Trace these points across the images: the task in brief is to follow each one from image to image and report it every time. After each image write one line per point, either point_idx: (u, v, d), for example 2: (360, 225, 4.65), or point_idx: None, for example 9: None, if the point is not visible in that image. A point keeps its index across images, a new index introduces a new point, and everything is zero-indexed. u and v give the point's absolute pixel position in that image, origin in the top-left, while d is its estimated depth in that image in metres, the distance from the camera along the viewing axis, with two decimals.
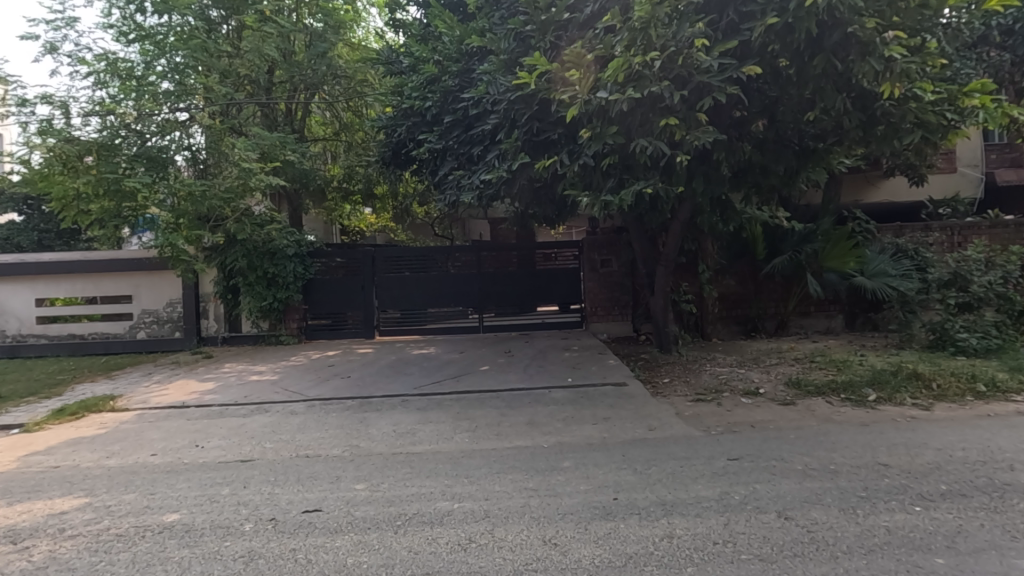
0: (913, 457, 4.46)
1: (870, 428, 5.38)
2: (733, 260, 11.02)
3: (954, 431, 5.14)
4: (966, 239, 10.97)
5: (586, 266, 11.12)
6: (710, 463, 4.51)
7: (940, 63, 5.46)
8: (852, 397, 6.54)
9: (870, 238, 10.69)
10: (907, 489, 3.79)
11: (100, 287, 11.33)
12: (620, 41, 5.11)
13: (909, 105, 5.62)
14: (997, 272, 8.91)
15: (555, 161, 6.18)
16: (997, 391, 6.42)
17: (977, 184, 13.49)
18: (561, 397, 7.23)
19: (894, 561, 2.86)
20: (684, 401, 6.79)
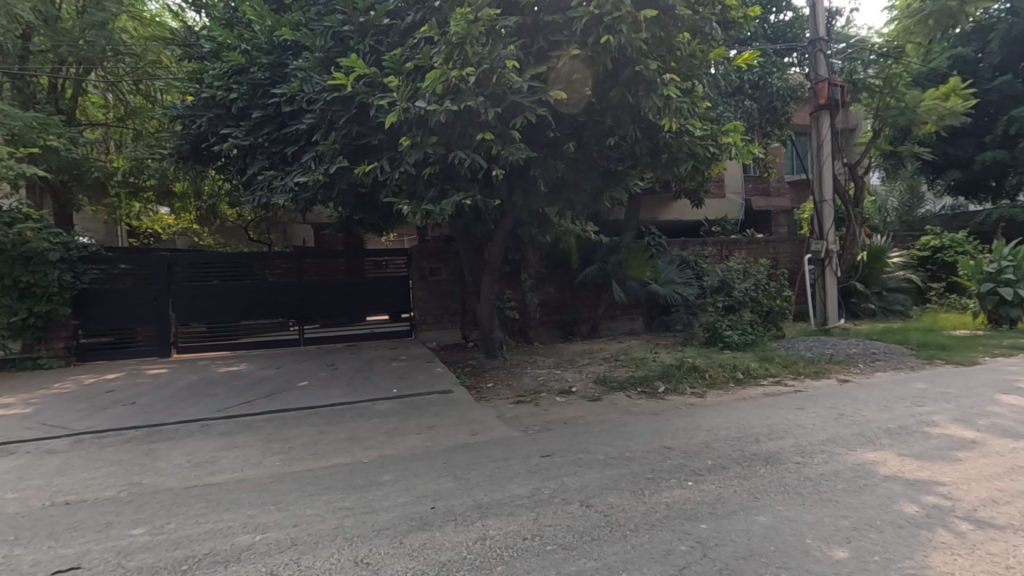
0: (689, 438, 5.22)
1: (660, 416, 6.17)
2: (552, 270, 11.83)
3: (720, 414, 6.14)
4: (731, 252, 13.26)
5: (415, 275, 10.98)
6: (526, 462, 4.76)
7: (705, 105, 6.55)
8: (646, 389, 7.47)
9: (662, 251, 12.32)
10: (684, 467, 4.41)
11: None
12: (438, 53, 5.20)
13: (684, 138, 6.61)
14: (752, 280, 10.96)
15: (376, 167, 6.00)
16: (750, 377, 7.85)
17: (739, 208, 16.40)
18: (386, 408, 7.03)
19: (669, 531, 3.29)
20: (506, 404, 7.10)
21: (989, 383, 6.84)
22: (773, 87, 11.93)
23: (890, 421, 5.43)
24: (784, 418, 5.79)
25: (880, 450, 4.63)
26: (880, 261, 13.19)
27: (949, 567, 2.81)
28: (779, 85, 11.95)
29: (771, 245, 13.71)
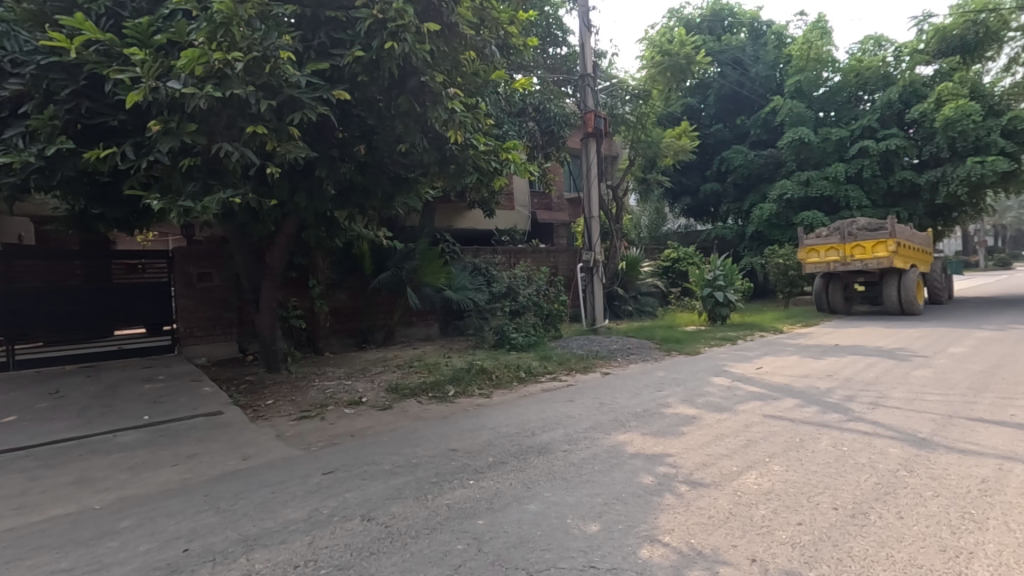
0: (474, 439, 5.45)
1: (448, 419, 6.33)
2: (344, 276, 11.32)
3: (503, 412, 6.56)
4: (518, 260, 14.33)
5: (177, 281, 9.48)
6: (305, 482, 4.44)
7: (489, 122, 6.95)
8: (437, 394, 7.61)
9: (456, 258, 12.71)
10: (467, 467, 4.58)
11: None
12: (199, 30, 4.66)
13: (469, 151, 6.90)
14: (534, 286, 12.11)
15: (115, 153, 5.01)
16: (531, 375, 8.55)
17: (526, 220, 17.80)
18: (132, 440, 5.92)
19: (449, 532, 3.37)
20: (287, 421, 6.54)
21: (706, 368, 8.54)
22: (552, 112, 13.29)
23: (638, 406, 6.40)
24: (557, 411, 6.42)
25: (628, 431, 5.43)
26: (635, 270, 15.51)
27: (671, 524, 3.40)
28: (556, 111, 13.35)
29: (550, 255, 15.20)
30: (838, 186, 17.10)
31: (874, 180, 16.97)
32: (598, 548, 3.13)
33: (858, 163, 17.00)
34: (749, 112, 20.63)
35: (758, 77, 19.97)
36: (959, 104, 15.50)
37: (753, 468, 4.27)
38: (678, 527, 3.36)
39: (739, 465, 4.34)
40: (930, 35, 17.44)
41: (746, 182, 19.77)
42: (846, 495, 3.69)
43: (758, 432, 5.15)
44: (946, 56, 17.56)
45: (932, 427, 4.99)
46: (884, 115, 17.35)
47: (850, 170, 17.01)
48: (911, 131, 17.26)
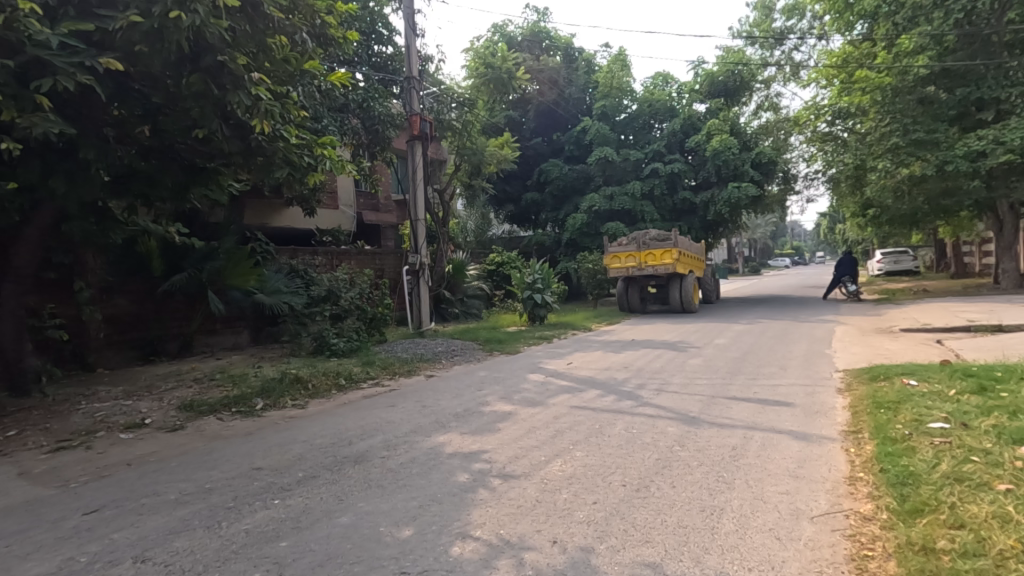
0: (282, 454, 5.02)
1: (254, 436, 5.75)
2: (125, 278, 9.69)
3: (317, 422, 6.16)
4: (340, 262, 13.66)
5: None
6: (58, 527, 3.66)
7: (302, 114, 6.46)
8: (242, 409, 6.86)
9: (268, 259, 11.63)
10: (272, 486, 4.21)
11: None
12: None
13: (279, 143, 6.28)
14: (357, 289, 11.54)
15: None
16: (352, 383, 8.17)
17: (351, 220, 17.07)
18: None
19: (245, 561, 3.06)
20: (37, 455, 5.33)
21: (524, 366, 9.06)
22: (376, 111, 12.93)
23: (458, 406, 6.52)
24: (377, 417, 6.24)
25: (448, 432, 5.49)
26: (461, 273, 15.82)
27: (482, 518, 3.52)
28: (380, 111, 13.01)
29: (376, 257, 14.80)
30: (636, 201, 19.46)
31: (663, 198, 19.69)
32: (409, 553, 3.10)
33: (651, 182, 19.57)
34: (564, 130, 22.43)
35: (572, 99, 21.83)
36: (723, 138, 18.75)
37: (559, 456, 4.62)
38: (489, 521, 3.48)
39: (547, 455, 4.67)
40: (703, 78, 20.81)
41: (561, 194, 21.45)
42: (633, 472, 4.19)
43: (566, 422, 5.61)
44: (714, 97, 21.01)
45: (699, 406, 5.94)
46: (670, 141, 20.22)
47: (645, 188, 19.48)
48: (690, 157, 20.39)
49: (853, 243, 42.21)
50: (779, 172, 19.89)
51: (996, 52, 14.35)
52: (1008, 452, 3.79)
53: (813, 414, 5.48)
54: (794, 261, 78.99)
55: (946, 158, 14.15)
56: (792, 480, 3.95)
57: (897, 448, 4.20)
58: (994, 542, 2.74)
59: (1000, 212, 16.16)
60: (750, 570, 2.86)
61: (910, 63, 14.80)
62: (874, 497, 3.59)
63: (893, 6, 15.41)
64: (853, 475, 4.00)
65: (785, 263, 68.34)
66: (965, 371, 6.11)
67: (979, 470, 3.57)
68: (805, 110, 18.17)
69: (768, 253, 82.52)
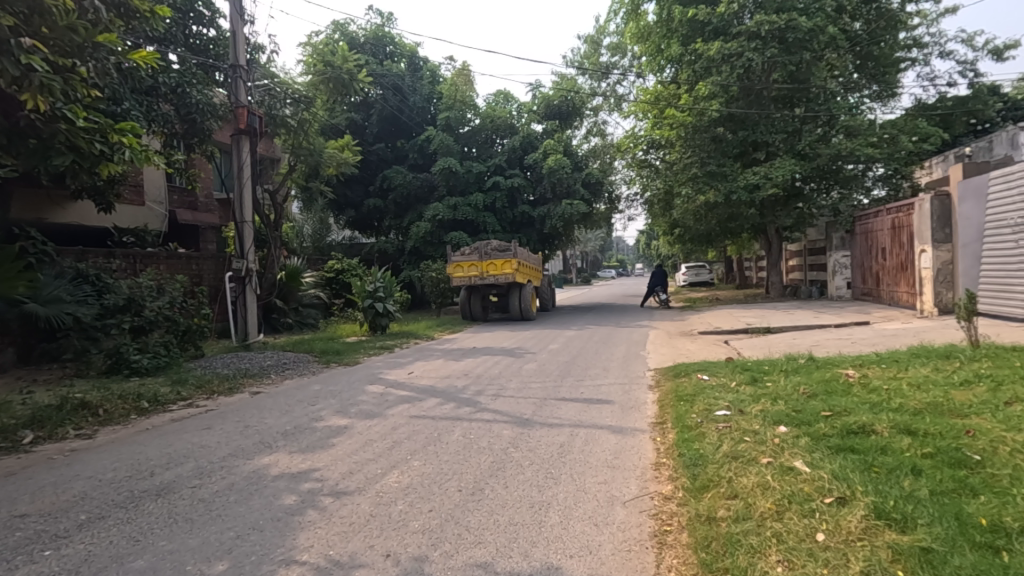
0: (58, 496, 4.20)
1: (16, 476, 4.71)
2: None
3: (109, 453, 5.26)
4: (145, 266, 11.90)
5: None
6: None
7: (94, 94, 5.52)
8: (3, 444, 5.61)
9: (45, 262, 9.70)
10: (41, 535, 3.49)
11: None
12: None
13: (58, 125, 5.30)
14: (166, 298, 10.11)
15: None
16: (158, 405, 7.13)
17: (162, 219, 15.01)
18: None
19: None
20: None
21: (362, 377, 8.75)
22: (193, 98, 11.52)
23: (287, 424, 6.06)
24: (188, 442, 5.51)
25: (274, 452, 5.07)
26: (295, 280, 14.75)
27: (310, 541, 3.31)
28: (198, 98, 11.62)
29: (191, 261, 13.16)
30: (478, 212, 20.00)
31: (504, 210, 20.52)
32: None
33: (493, 194, 20.27)
34: (407, 137, 22.25)
35: (415, 107, 21.78)
36: (557, 158, 20.12)
37: (396, 468, 4.54)
38: (317, 543, 3.29)
39: (383, 467, 4.55)
40: (540, 101, 22.20)
41: (404, 202, 21.21)
42: (468, 477, 4.28)
43: (404, 433, 5.53)
44: (550, 119, 22.41)
45: (532, 409, 6.27)
46: (510, 156, 21.17)
47: (486, 200, 20.10)
48: (528, 173, 21.55)
49: (663, 257, 48.17)
50: (605, 192, 21.96)
51: (766, 104, 17.53)
52: (771, 431, 4.62)
53: (628, 409, 6.13)
54: (618, 273, 87.78)
55: (731, 189, 16.92)
56: (609, 470, 4.36)
57: (692, 435, 4.88)
58: (757, 506, 3.32)
59: (769, 234, 19.73)
60: (570, 556, 3.09)
61: (706, 106, 17.40)
62: (673, 479, 4.13)
63: (693, 56, 17.97)
64: (658, 461, 4.55)
65: (610, 274, 75.40)
66: (743, 366, 7.33)
67: (750, 447, 4.30)
68: (626, 138, 20.32)
69: (597, 265, 90.41)
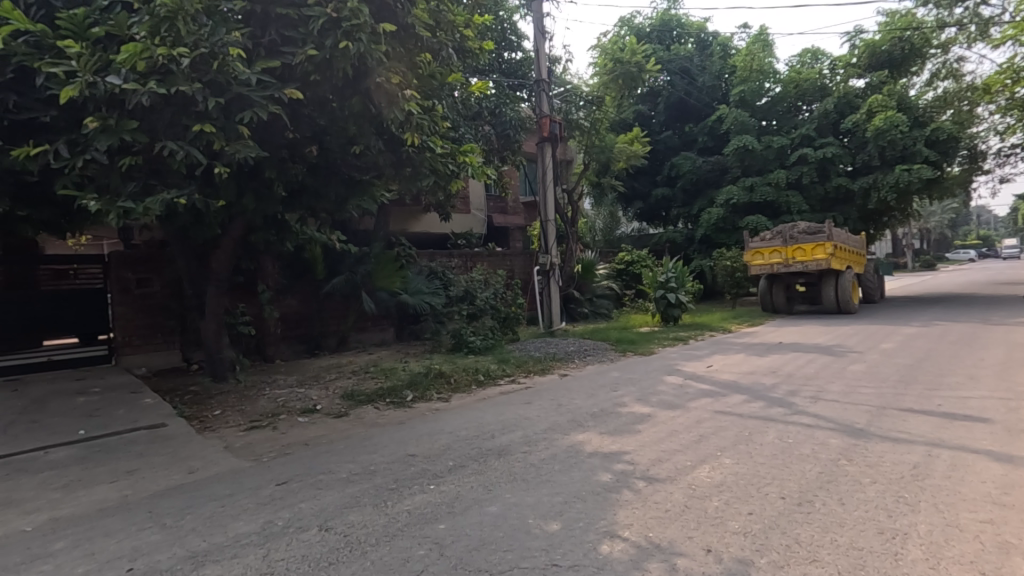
0: (431, 443, 5.40)
1: (404, 425, 6.24)
2: (294, 280, 11.15)
3: (461, 415, 6.53)
4: (474, 263, 14.35)
5: (114, 288, 9.06)
6: (256, 494, 4.29)
7: (445, 126, 6.87)
8: (394, 399, 7.50)
9: (411, 262, 12.58)
10: (426, 472, 4.53)
11: None
12: (140, 24, 4.53)
13: (426, 154, 6.83)
14: (492, 289, 11.97)
15: (46, 151, 4.78)
16: (490, 379, 8.54)
17: (483, 223, 17.81)
18: (63, 457, 5.44)
19: (409, 538, 3.35)
20: (236, 432, 6.27)
21: (659, 368, 8.78)
22: (507, 116, 13.47)
23: (594, 406, 6.51)
24: (515, 413, 6.44)
25: (586, 431, 5.51)
26: (590, 272, 15.71)
27: (629, 519, 3.48)
28: (511, 115, 13.50)
29: (507, 258, 15.32)
30: (780, 191, 17.89)
31: (813, 186, 17.87)
32: (558, 547, 3.17)
33: (798, 169, 17.85)
34: (696, 120, 21.27)
35: (705, 87, 20.74)
36: (888, 115, 16.52)
37: (706, 462, 4.42)
38: (636, 522, 3.43)
39: (691, 460, 4.48)
40: (861, 50, 18.56)
41: (694, 188, 20.42)
42: (791, 485, 3.88)
43: (709, 427, 5.33)
44: (875, 70, 18.63)
45: (867, 418, 5.30)
46: (821, 124, 18.27)
47: (791, 177, 17.82)
48: (845, 140, 18.25)
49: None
50: (962, 150, 17.06)
51: None
52: None
53: (1018, 433, 4.64)
54: (980, 254, 67.41)
55: None
56: (996, 508, 3.37)
57: None
58: None
59: None
60: None
61: None
62: None
63: None
64: None
65: (967, 256, 58.49)
66: None
67: None
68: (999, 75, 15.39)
69: (946, 245, 71.10)
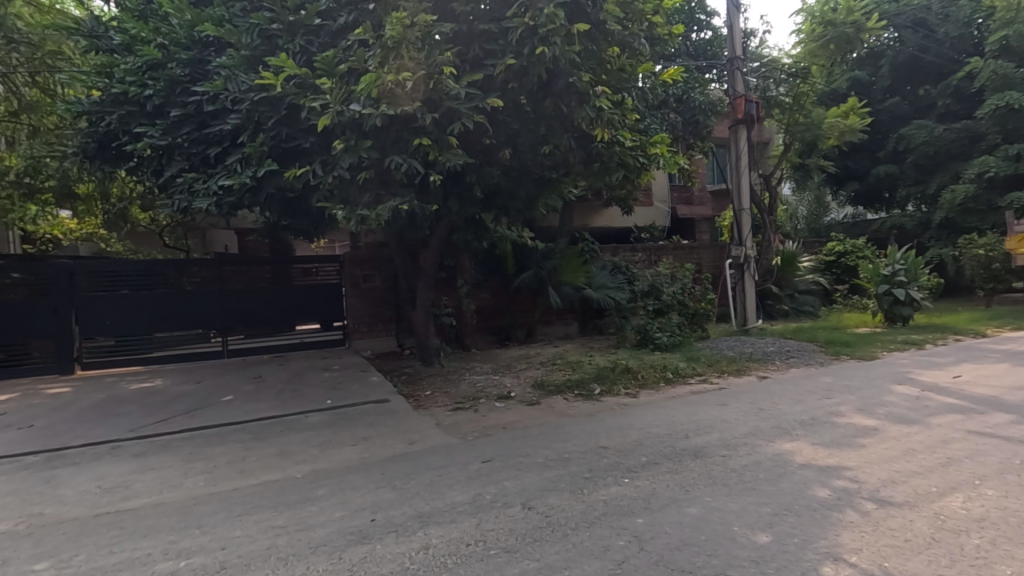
0: (623, 438, 5.40)
1: (594, 417, 6.33)
2: (486, 275, 11.89)
3: (651, 412, 6.40)
4: (658, 258, 13.88)
5: (347, 283, 10.75)
6: (465, 468, 4.76)
7: (634, 118, 6.92)
8: (583, 392, 7.66)
9: (595, 257, 12.64)
10: (620, 466, 4.56)
11: None
12: (374, 56, 5.25)
13: (616, 149, 6.97)
14: (679, 284, 11.26)
15: (307, 171, 5.88)
16: (680, 377, 8.21)
17: (666, 216, 17.06)
18: (318, 421, 6.67)
19: (608, 528, 3.41)
20: (444, 411, 7.02)
21: (886, 375, 7.53)
22: (695, 101, 12.79)
23: (803, 414, 5.86)
24: (710, 414, 6.10)
25: (795, 440, 4.99)
26: (792, 265, 14.12)
27: (856, 543, 3.08)
28: (700, 100, 12.78)
29: (695, 251, 14.52)
30: None
31: None
32: (769, 560, 2.94)
33: None
34: (935, 81, 17.71)
35: (949, 39, 17.13)
36: None
37: (959, 491, 3.69)
38: (865, 548, 3.03)
39: (938, 486, 3.78)
40: None
41: (931, 163, 17.04)
42: None
43: (962, 450, 4.43)
44: None
45: None
46: None
47: None
48: None
49: None
50: None
51: None
52: None
53: None
54: None
55: None
56: None
57: None
58: None
59: None
60: None
61: None
62: None
63: None
64: None
65: None
66: None
67: None
68: None
69: None
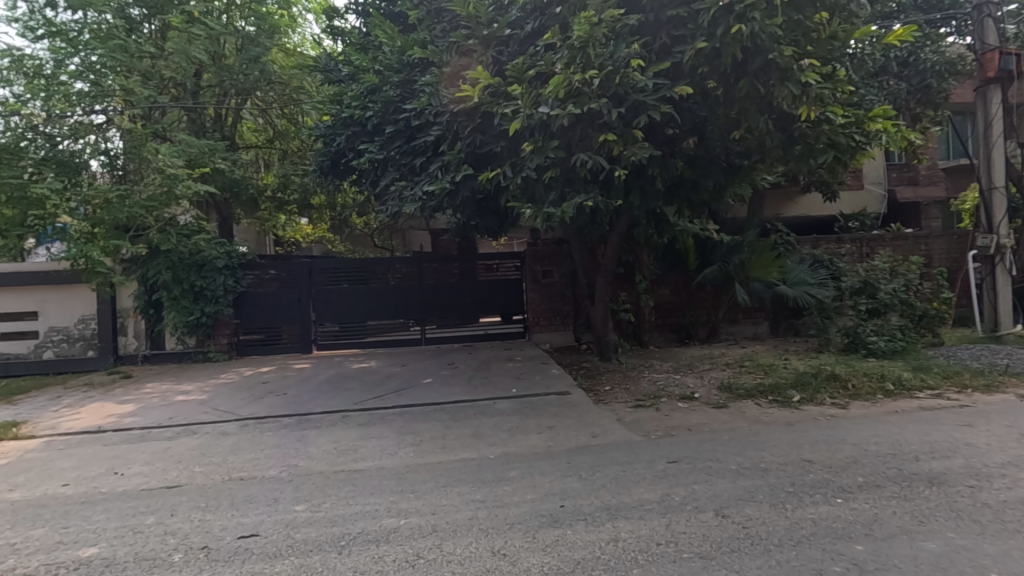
0: (832, 453, 4.80)
1: (795, 427, 5.73)
2: (666, 271, 11.46)
3: (867, 428, 5.57)
4: (873, 250, 11.97)
5: (528, 277, 11.27)
6: (651, 466, 4.68)
7: (848, 90, 6.10)
8: (779, 398, 6.97)
9: (791, 250, 11.36)
10: (830, 483, 4.06)
11: (21, 301, 10.60)
12: (561, 58, 5.40)
13: (824, 127, 6.15)
14: (901, 280, 9.52)
15: (499, 173, 6.31)
16: (903, 389, 7.00)
17: (882, 200, 14.69)
18: (505, 407, 7.12)
19: (819, 550, 3.08)
20: (625, 407, 6.97)
21: None
22: (925, 63, 10.73)
23: None
24: (950, 436, 5.10)
25: None
26: None
27: None
28: (932, 60, 10.68)
29: (923, 241, 12.22)
30: None
31: None
32: None
33: None
34: None
35: None
36: None
37: None
38: None
39: None
40: None
41: None
42: None
43: None
44: None
45: None
46: None
47: None
48: None
49: None
50: None
51: None
52: None
53: None
54: None
55: None
56: None
57: None
58: None
59: None
60: None
61: None
62: None
63: None
64: None
65: None
66: None
67: None
68: None
69: None
